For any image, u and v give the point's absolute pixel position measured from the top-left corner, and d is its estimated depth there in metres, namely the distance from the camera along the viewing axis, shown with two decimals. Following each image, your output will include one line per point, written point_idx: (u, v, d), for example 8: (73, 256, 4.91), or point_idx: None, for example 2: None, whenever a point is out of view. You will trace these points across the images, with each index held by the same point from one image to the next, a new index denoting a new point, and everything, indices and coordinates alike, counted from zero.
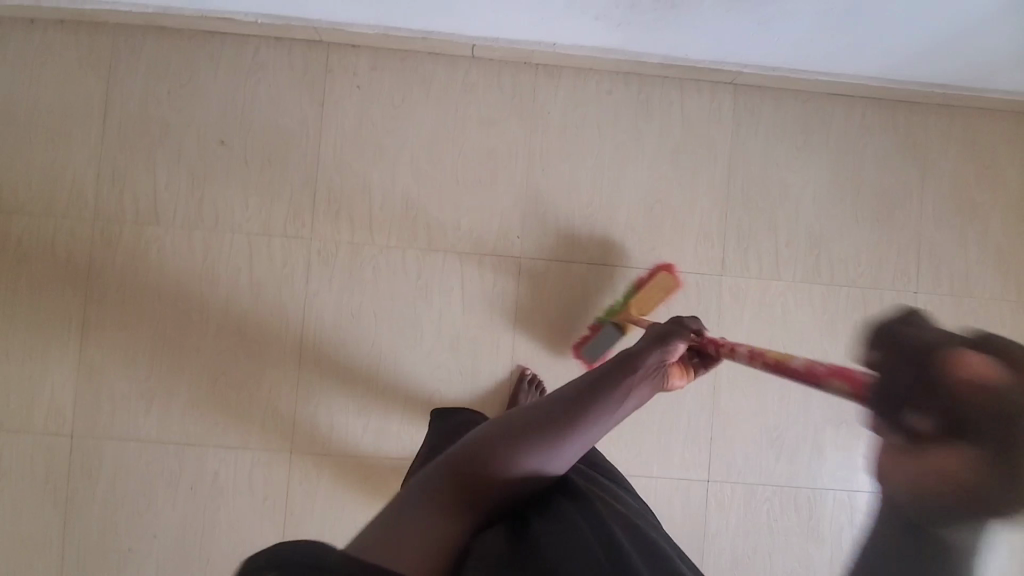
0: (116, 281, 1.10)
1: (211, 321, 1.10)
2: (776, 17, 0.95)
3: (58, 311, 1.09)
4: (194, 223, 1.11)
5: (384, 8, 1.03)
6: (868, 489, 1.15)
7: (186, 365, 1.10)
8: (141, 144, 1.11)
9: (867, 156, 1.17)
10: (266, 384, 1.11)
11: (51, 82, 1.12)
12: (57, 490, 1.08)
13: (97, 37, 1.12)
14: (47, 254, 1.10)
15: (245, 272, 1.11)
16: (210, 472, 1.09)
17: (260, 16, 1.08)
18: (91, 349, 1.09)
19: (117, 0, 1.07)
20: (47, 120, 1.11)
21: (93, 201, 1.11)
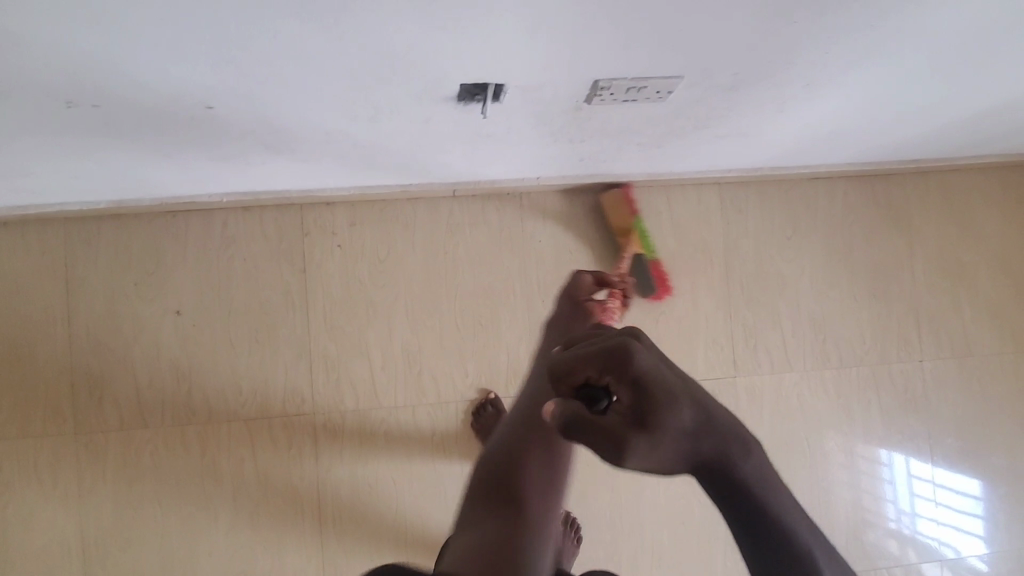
0: (109, 493, 1.02)
1: (221, 518, 1.04)
2: (760, 142, 0.94)
3: (51, 539, 1.01)
4: (187, 417, 1.04)
5: (359, 177, 0.98)
6: (910, 561, 1.16)
7: (202, 569, 1.03)
8: (113, 342, 1.04)
9: (855, 234, 1.18)
10: (291, 573, 1.05)
11: (2, 291, 1.03)
12: None
13: (44, 234, 1.03)
14: (26, 479, 1.01)
15: (250, 459, 1.05)
16: None
17: (226, 194, 1.02)
18: (93, 572, 1.01)
19: (65, 200, 1.00)
20: (3, 334, 1.02)
21: (70, 413, 1.03)
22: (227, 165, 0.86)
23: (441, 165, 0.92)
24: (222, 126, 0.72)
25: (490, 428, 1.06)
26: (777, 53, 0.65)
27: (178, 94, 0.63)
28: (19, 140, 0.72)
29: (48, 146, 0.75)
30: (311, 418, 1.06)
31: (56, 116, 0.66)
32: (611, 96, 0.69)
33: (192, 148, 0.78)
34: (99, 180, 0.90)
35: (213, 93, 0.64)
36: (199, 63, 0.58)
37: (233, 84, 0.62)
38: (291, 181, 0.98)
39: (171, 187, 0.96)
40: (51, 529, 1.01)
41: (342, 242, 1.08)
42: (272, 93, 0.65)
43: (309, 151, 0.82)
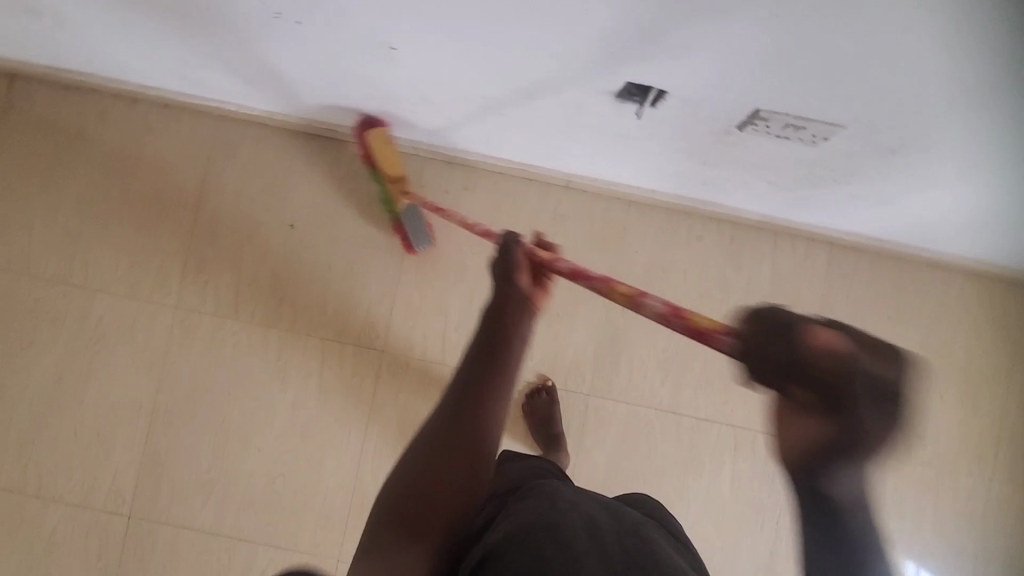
0: (188, 369, 1.11)
1: (275, 421, 1.11)
2: (892, 212, 0.92)
3: (129, 394, 1.11)
4: (272, 321, 1.12)
5: (488, 146, 1.03)
6: None
7: (247, 460, 1.10)
8: (229, 236, 1.13)
9: (958, 332, 1.13)
10: (322, 490, 1.10)
11: (148, 165, 1.13)
12: (107, 571, 1.09)
13: (197, 124, 1.13)
14: (124, 334, 1.12)
15: (316, 375, 1.11)
16: (258, 571, 1.09)
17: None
18: (155, 434, 1.10)
19: (225, 100, 1.09)
20: (139, 203, 1.13)
21: (175, 288, 1.12)
22: (377, 104, 0.92)
23: (569, 155, 0.95)
24: (394, 67, 0.77)
25: (539, 416, 1.09)
26: (949, 125, 0.64)
27: (371, 27, 0.69)
28: (219, 36, 0.80)
29: (239, 48, 0.83)
30: (380, 354, 1.12)
31: (261, 23, 0.73)
32: (765, 128, 0.70)
33: (357, 81, 0.84)
34: (264, 89, 0.99)
35: (401, 35, 0.69)
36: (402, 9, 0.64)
37: (423, 30, 0.67)
38: (425, 134, 1.03)
39: (320, 111, 1.03)
40: (131, 385, 1.11)
41: (451, 201, 1.13)
42: (453, 46, 0.70)
43: (456, 110, 0.87)
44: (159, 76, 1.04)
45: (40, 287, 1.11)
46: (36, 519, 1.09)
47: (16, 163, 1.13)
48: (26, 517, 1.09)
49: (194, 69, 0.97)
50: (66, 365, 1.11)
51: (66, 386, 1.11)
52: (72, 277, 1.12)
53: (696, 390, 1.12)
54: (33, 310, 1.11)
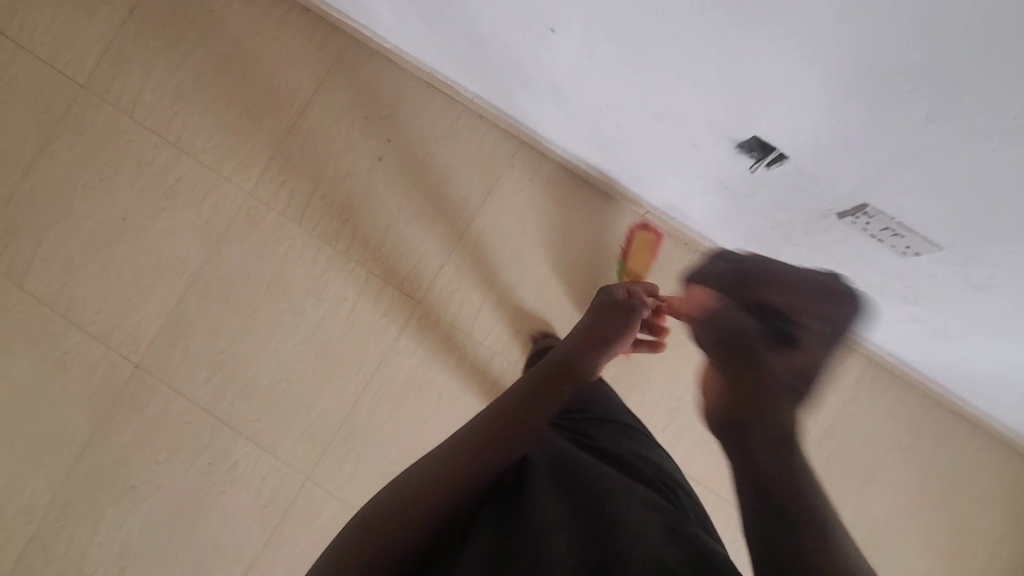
0: (238, 253, 1.16)
1: (298, 329, 1.15)
2: (944, 348, 0.93)
3: (177, 256, 1.16)
4: (330, 238, 1.16)
5: (588, 151, 1.06)
6: None
7: (259, 355, 1.14)
8: (320, 147, 1.17)
9: (960, 487, 1.13)
10: (316, 408, 1.13)
11: (271, 58, 1.18)
12: (99, 406, 1.14)
13: (330, 38, 1.18)
14: (194, 201, 1.16)
15: (350, 302, 1.15)
16: (231, 459, 1.13)
17: (478, 96, 1.14)
18: (188, 301, 1.15)
19: (365, 26, 1.14)
20: (251, 89, 1.18)
21: (254, 176, 1.17)
22: (506, 77, 0.96)
23: (661, 184, 0.98)
24: (543, 50, 0.81)
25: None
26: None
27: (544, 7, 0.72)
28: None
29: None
30: (416, 304, 1.16)
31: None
32: (865, 225, 0.73)
33: (501, 49, 0.88)
34: (406, 27, 1.03)
35: (567, 22, 0.73)
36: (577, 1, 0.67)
37: (587, 27, 0.71)
38: (535, 119, 1.07)
39: (449, 65, 1.08)
40: (182, 249, 1.16)
41: (532, 189, 1.16)
42: (605, 52, 0.73)
43: (578, 108, 0.90)
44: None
45: (136, 132, 1.17)
46: (54, 337, 1.14)
47: (156, 13, 1.18)
48: (47, 332, 1.14)
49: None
50: (133, 210, 1.16)
51: (125, 228, 1.16)
52: (167, 133, 1.17)
53: (693, 447, 1.13)
54: (122, 150, 1.17)
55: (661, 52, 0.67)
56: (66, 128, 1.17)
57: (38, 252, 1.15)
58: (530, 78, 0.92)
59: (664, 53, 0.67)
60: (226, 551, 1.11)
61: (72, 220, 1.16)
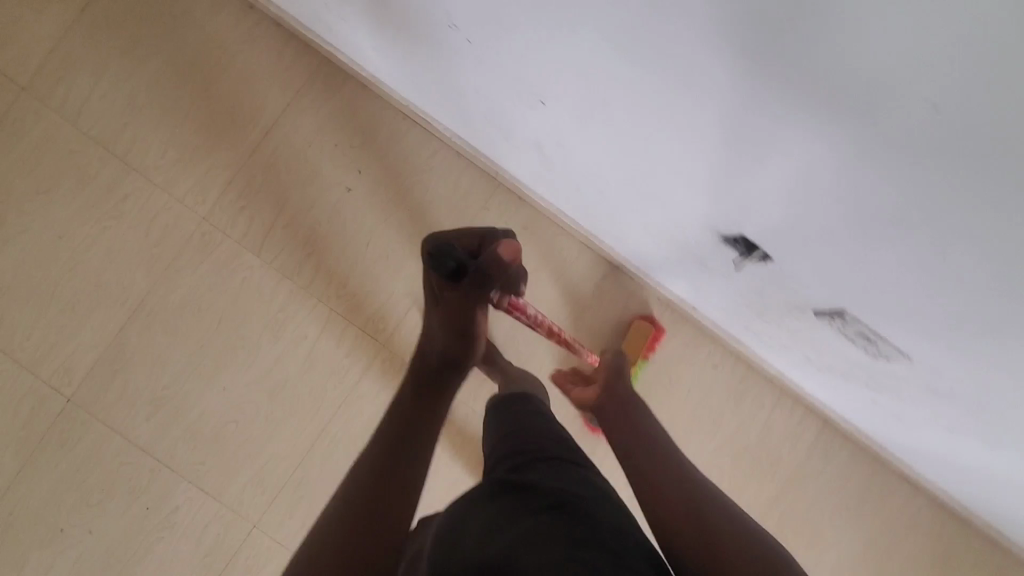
0: (188, 282, 1.07)
1: (251, 368, 1.08)
2: (901, 430, 0.95)
3: (120, 283, 1.07)
4: (291, 273, 1.09)
5: (568, 205, 1.03)
6: None
7: (208, 394, 1.07)
8: (284, 173, 1.10)
9: (901, 549, 1.17)
10: (267, 452, 1.08)
11: (235, 72, 1.09)
12: (27, 441, 1.05)
13: (301, 57, 1.10)
14: (141, 224, 1.07)
15: (309, 342, 1.09)
16: (173, 502, 1.07)
17: (457, 135, 1.09)
18: (129, 332, 1.07)
19: (340, 50, 1.07)
20: (210, 104, 1.09)
21: (210, 201, 1.08)
22: (491, 127, 0.92)
23: (641, 248, 0.97)
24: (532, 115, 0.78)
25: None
26: (997, 405, 0.66)
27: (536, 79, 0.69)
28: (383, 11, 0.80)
29: (393, 25, 0.83)
30: (379, 348, 1.11)
31: (436, 27, 0.74)
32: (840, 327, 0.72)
33: (488, 104, 0.85)
34: (387, 61, 0.97)
35: (560, 96, 0.69)
36: (574, 78, 0.64)
37: (581, 103, 0.68)
38: (516, 168, 1.03)
39: (430, 102, 1.02)
40: (125, 274, 1.07)
41: (508, 234, 1.12)
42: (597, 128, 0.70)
43: (564, 169, 0.88)
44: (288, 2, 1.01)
45: (79, 143, 1.07)
46: None
47: (108, 13, 1.08)
48: None
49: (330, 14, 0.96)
50: (70, 229, 1.06)
51: (61, 249, 1.06)
52: (114, 147, 1.07)
53: None
54: (62, 162, 1.07)
55: (652, 142, 0.65)
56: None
57: None
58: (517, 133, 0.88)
59: (656, 145, 0.65)
60: None
61: (0, 236, 1.05)
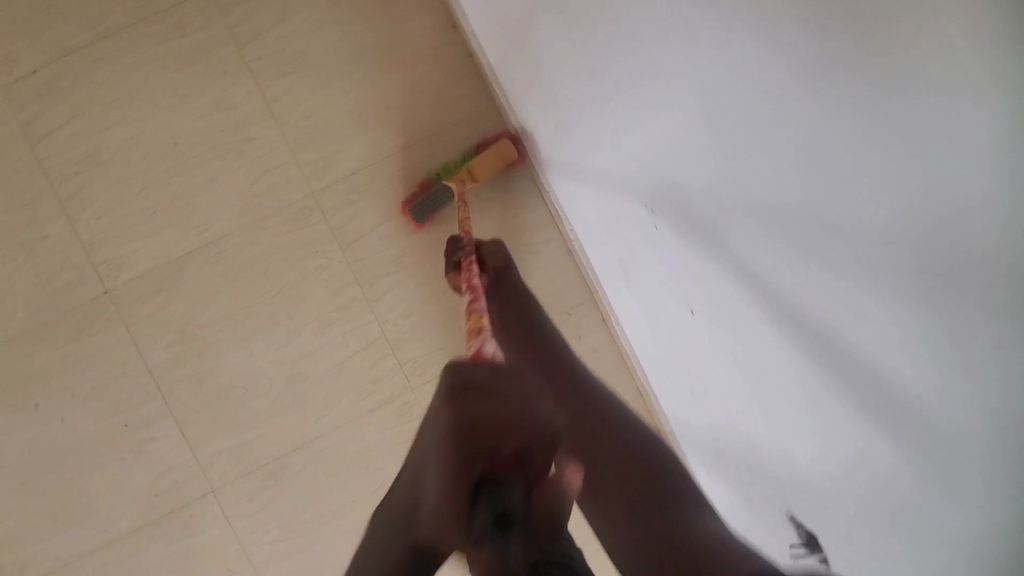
0: (268, 243, 1.07)
1: (283, 349, 1.07)
2: None
3: (206, 211, 1.06)
4: (363, 282, 1.08)
5: (648, 360, 1.01)
6: None
7: (233, 350, 1.07)
8: (404, 189, 1.09)
9: None
10: (259, 430, 1.07)
11: (409, 77, 1.08)
12: (48, 310, 1.04)
13: (474, 93, 1.09)
14: (253, 167, 1.06)
15: (347, 351, 1.08)
16: (151, 431, 1.06)
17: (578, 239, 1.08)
18: (191, 260, 1.06)
19: (514, 108, 1.06)
20: (372, 93, 1.08)
21: (326, 180, 1.08)
22: (623, 273, 0.93)
23: (698, 457, 0.94)
24: (674, 307, 0.80)
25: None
26: None
27: (695, 293, 0.72)
28: (588, 134, 0.84)
29: (590, 149, 0.85)
30: (406, 390, 1.09)
31: (632, 187, 0.77)
32: None
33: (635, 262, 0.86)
34: (559, 150, 0.96)
35: (710, 321, 0.71)
36: (744, 324, 0.63)
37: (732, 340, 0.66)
38: (621, 310, 1.03)
39: (575, 207, 1.02)
40: (215, 206, 1.06)
41: (574, 347, 1.11)
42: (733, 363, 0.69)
43: (671, 352, 0.88)
44: (495, 55, 1.01)
45: (236, 66, 1.06)
46: (41, 217, 1.04)
47: None
48: (36, 207, 1.04)
49: (530, 90, 0.96)
50: (187, 139, 1.05)
51: (171, 153, 1.05)
52: (266, 88, 1.06)
53: None
54: (212, 76, 1.06)
55: (764, 421, 0.66)
56: (169, 20, 1.05)
57: (72, 127, 1.04)
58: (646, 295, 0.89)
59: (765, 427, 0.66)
60: (99, 512, 1.06)
61: (122, 113, 1.04)
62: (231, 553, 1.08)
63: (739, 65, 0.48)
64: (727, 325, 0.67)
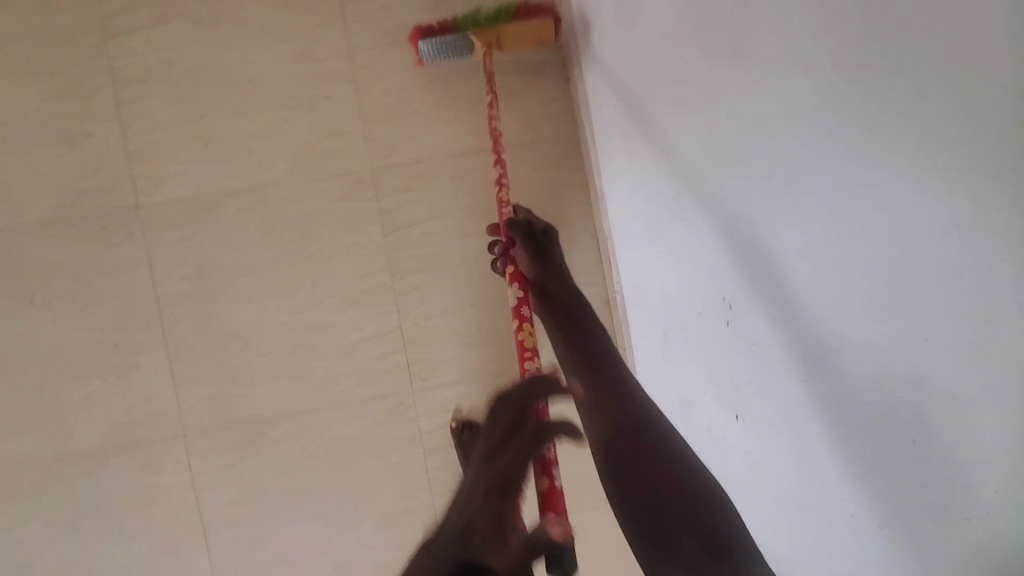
0: (312, 205, 1.03)
1: (296, 315, 1.04)
2: None
3: (259, 156, 1.03)
4: (395, 272, 1.05)
5: None
6: None
7: (247, 301, 1.03)
8: (463, 192, 1.06)
9: None
10: (249, 388, 1.04)
11: (500, 82, 1.05)
12: (73, 209, 1.00)
13: (558, 117, 1.06)
14: (319, 127, 1.03)
15: (359, 335, 1.05)
16: (140, 359, 1.02)
17: (620, 292, 1.04)
18: (232, 201, 1.02)
19: (592, 145, 1.02)
20: (457, 88, 1.05)
21: (389, 160, 1.04)
22: (663, 349, 0.87)
23: None
24: (715, 405, 0.73)
25: (471, 451, 1.03)
26: None
27: (745, 396, 0.64)
28: (659, 187, 0.77)
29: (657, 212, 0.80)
30: (405, 389, 1.06)
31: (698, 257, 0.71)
32: None
33: (685, 344, 0.80)
34: (627, 203, 0.92)
35: (756, 431, 0.63)
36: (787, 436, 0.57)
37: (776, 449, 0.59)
38: (646, 378, 0.97)
39: (628, 263, 0.97)
40: (270, 154, 1.03)
41: None
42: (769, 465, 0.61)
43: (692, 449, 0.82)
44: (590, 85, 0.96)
45: (333, 22, 1.02)
46: (93, 114, 1.00)
47: None
48: (90, 103, 1.00)
49: (616, 136, 0.90)
50: (262, 80, 1.02)
51: (241, 88, 1.02)
52: (355, 52, 1.03)
53: None
54: (305, 25, 1.02)
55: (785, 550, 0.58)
56: None
57: (149, 34, 1.00)
58: (682, 382, 0.83)
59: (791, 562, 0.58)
60: (62, 424, 1.02)
61: (205, 35, 1.01)
62: (183, 503, 1.04)
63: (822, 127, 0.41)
64: (775, 436, 0.59)
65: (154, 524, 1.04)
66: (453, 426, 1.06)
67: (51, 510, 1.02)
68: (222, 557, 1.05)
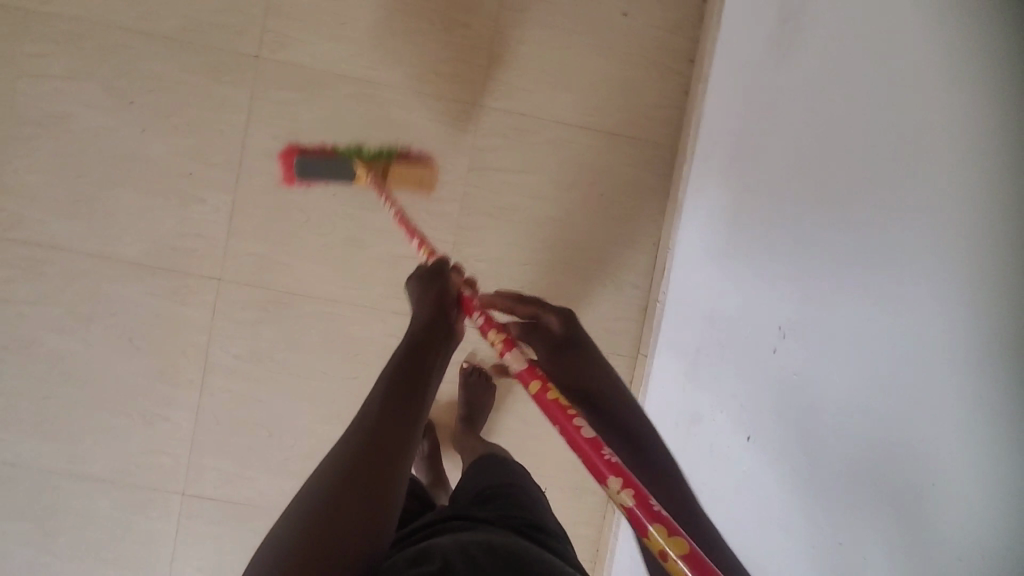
0: (415, 117, 1.07)
1: (362, 211, 1.08)
2: None
3: (385, 55, 1.06)
4: (465, 208, 1.09)
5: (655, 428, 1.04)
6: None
7: (322, 182, 1.07)
8: (553, 159, 1.10)
9: None
10: (293, 260, 1.08)
11: (625, 74, 1.10)
12: (200, 36, 1.04)
13: (665, 126, 1.11)
14: (448, 50, 1.07)
15: (410, 251, 1.09)
16: (206, 195, 1.06)
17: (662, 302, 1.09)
18: (345, 85, 1.06)
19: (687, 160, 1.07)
20: (585, 64, 1.09)
21: (499, 105, 1.08)
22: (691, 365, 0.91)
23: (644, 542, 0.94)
24: (726, 423, 0.77)
25: (472, 394, 1.07)
26: None
27: (760, 422, 0.68)
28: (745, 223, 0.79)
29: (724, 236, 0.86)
30: None
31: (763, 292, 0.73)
32: None
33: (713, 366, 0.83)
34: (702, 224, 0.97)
35: (760, 455, 0.68)
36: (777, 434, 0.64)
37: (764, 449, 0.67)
38: (660, 384, 1.03)
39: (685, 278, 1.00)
40: (396, 57, 1.06)
41: None
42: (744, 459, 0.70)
43: (683, 458, 0.87)
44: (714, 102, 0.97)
45: None
46: None
47: None
48: None
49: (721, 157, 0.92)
50: None
51: None
52: None
53: None
54: None
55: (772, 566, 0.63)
56: None
57: None
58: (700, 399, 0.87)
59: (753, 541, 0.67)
60: (113, 227, 1.05)
61: None
62: (193, 341, 1.07)
63: (976, 198, 0.42)
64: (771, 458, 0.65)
65: (159, 349, 1.07)
66: (464, 366, 1.10)
67: (70, 300, 1.05)
68: (209, 403, 1.08)
